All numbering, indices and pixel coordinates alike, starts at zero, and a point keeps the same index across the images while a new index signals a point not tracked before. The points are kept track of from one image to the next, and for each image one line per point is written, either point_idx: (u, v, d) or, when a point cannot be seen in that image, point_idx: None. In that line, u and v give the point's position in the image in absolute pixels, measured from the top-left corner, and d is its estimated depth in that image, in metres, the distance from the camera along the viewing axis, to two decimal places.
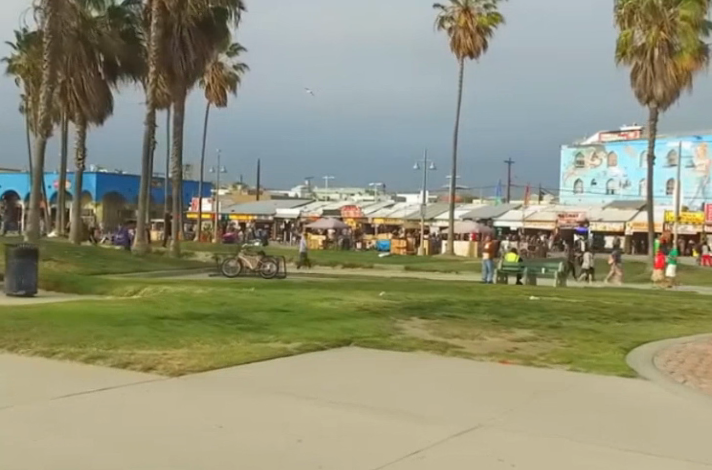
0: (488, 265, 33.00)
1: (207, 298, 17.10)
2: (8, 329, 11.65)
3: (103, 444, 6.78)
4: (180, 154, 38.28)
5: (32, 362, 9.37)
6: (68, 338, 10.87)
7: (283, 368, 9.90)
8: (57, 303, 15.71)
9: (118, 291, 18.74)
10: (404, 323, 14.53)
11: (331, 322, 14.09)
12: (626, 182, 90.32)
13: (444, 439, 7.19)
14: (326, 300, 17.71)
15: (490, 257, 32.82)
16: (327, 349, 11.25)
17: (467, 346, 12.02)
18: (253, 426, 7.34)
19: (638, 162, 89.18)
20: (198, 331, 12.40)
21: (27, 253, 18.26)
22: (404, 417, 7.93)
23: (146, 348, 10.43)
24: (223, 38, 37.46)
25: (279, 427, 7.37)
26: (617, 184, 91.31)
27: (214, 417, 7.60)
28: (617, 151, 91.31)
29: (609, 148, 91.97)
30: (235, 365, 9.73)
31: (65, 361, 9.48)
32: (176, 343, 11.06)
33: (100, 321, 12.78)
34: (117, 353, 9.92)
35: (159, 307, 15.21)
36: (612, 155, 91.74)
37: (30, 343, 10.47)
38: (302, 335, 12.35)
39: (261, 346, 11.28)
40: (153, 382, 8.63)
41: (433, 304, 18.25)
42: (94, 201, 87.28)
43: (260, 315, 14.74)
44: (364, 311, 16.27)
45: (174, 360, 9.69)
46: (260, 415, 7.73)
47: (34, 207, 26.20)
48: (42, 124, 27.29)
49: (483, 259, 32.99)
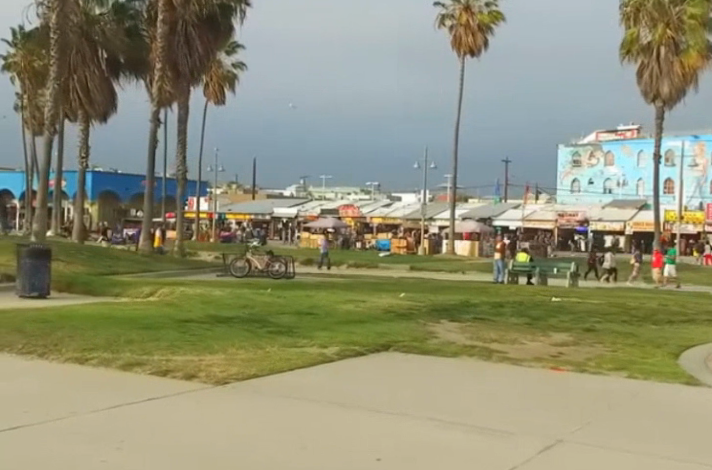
0: (499, 265, 32.69)
1: (228, 300, 16.60)
2: (33, 333, 11.15)
3: (174, 460, 6.27)
4: (184, 152, 37.71)
5: (67, 369, 8.91)
6: (98, 343, 10.38)
7: (329, 375, 9.44)
8: (75, 305, 15.21)
9: (134, 293, 18.23)
10: (436, 327, 14.06)
11: (363, 326, 13.62)
12: (624, 182, 90.00)
13: (534, 460, 6.77)
14: (348, 302, 17.21)
15: (501, 257, 32.41)
16: (367, 354, 10.77)
17: (509, 350, 11.57)
18: (324, 446, 6.87)
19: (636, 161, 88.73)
20: (229, 334, 11.90)
21: (40, 254, 17.75)
22: (477, 435, 7.47)
23: (180, 354, 9.98)
24: (227, 34, 36.87)
25: (352, 447, 6.89)
26: (614, 183, 90.88)
27: (280, 435, 7.09)
28: (614, 151, 91.03)
29: (606, 147, 91.61)
30: (280, 372, 9.27)
31: (102, 368, 8.98)
32: (209, 347, 10.60)
33: (125, 325, 12.29)
34: (154, 360, 9.47)
35: (181, 310, 14.75)
36: (609, 155, 91.40)
37: (58, 348, 9.97)
38: (337, 340, 11.87)
39: (298, 351, 10.80)
40: (203, 391, 8.14)
41: (457, 307, 17.79)
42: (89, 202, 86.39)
43: (285, 318, 14.28)
44: (390, 314, 15.80)
45: (215, 366, 9.22)
46: (326, 434, 7.26)
47: (41, 207, 25.50)
48: (49, 121, 26.72)
49: (494, 260, 32.97)
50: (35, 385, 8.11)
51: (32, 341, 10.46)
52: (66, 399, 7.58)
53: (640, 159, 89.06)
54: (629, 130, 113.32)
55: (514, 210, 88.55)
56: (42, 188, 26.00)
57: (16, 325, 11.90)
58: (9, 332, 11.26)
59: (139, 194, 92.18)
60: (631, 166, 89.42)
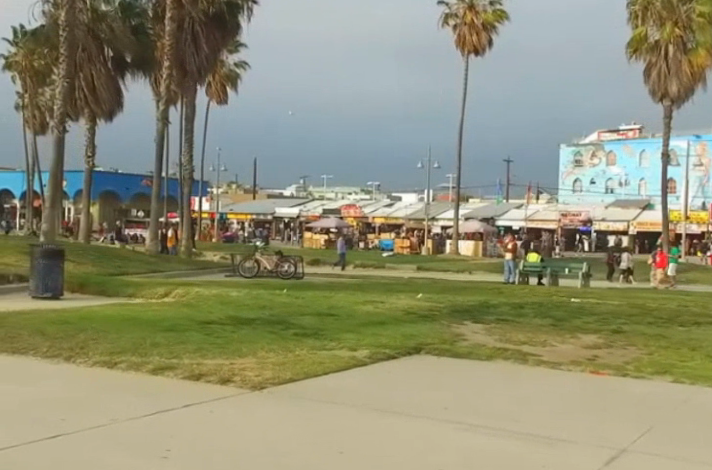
0: (510, 265, 32.55)
1: (246, 301, 16.33)
2: (56, 336, 10.86)
3: None
4: (190, 151, 37.38)
5: (97, 373, 8.62)
6: (125, 347, 10.08)
7: (364, 379, 9.14)
8: (92, 307, 14.93)
9: (149, 294, 17.96)
10: (463, 328, 13.77)
11: (389, 328, 13.32)
12: (626, 181, 89.63)
13: None
14: (368, 304, 16.92)
15: (512, 257, 32.26)
16: (400, 358, 10.47)
17: (543, 353, 11.28)
18: (377, 454, 6.55)
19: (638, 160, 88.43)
20: (254, 337, 11.62)
21: (53, 254, 17.46)
22: (532, 442, 7.17)
23: (210, 357, 9.68)
24: (234, 31, 36.57)
25: (407, 455, 6.58)
26: (617, 183, 90.67)
27: (330, 442, 6.78)
28: (615, 151, 90.87)
29: (608, 147, 91.48)
30: (316, 377, 8.98)
31: (134, 373, 8.69)
32: (239, 350, 10.31)
33: (149, 327, 12.00)
34: (184, 364, 9.18)
35: (201, 311, 14.44)
36: (611, 154, 91.23)
37: (84, 351, 9.69)
38: (366, 342, 11.57)
39: (329, 354, 10.51)
40: (242, 396, 7.83)
41: (477, 308, 17.49)
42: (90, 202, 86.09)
43: (308, 320, 13.97)
44: (412, 316, 15.49)
45: (249, 371, 8.94)
46: (378, 440, 6.95)
47: (50, 207, 25.24)
48: (58, 119, 26.36)
49: (505, 260, 32.84)
50: (68, 390, 7.82)
51: (56, 344, 10.18)
52: (103, 405, 7.29)
53: (641, 159, 88.76)
54: (631, 130, 113.11)
55: (517, 210, 88.00)
56: (52, 188, 25.63)
57: (36, 327, 11.61)
58: (30, 334, 10.98)
59: (139, 193, 91.81)
60: (633, 166, 89.03)
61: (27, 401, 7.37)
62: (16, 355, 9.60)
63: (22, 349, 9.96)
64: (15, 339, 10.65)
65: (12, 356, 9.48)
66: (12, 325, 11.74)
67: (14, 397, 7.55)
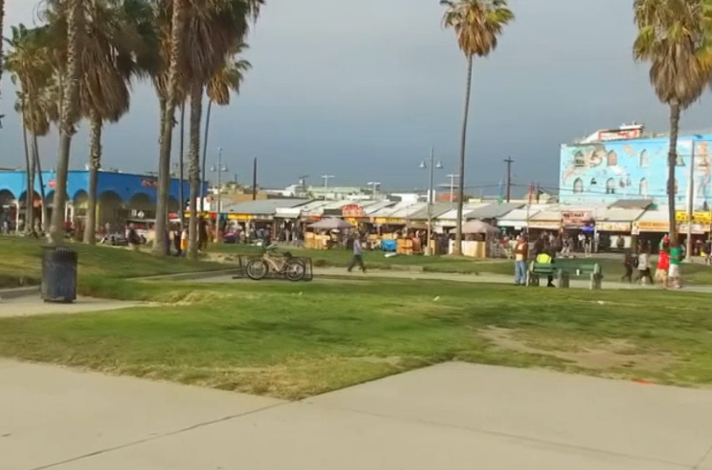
0: (521, 266, 32.31)
1: (264, 304, 16.04)
2: (78, 342, 10.56)
3: None
4: (196, 150, 37.07)
5: (126, 382, 8.34)
6: (151, 353, 9.78)
7: (402, 387, 8.84)
8: (108, 311, 14.63)
9: (163, 297, 17.69)
10: (489, 333, 13.51)
11: (415, 333, 13.00)
12: (627, 182, 89.35)
13: None
14: (387, 307, 16.64)
15: (523, 258, 32.09)
16: (433, 364, 10.18)
17: (579, 359, 10.97)
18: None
19: (639, 161, 88.20)
20: (281, 343, 11.32)
21: (65, 257, 17.15)
22: (587, 458, 6.88)
23: (240, 365, 9.39)
24: (240, 31, 36.19)
25: None
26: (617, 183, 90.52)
27: (382, 456, 6.48)
28: (617, 151, 90.66)
29: (609, 147, 91.33)
30: (353, 385, 8.68)
31: (166, 382, 8.39)
32: (270, 358, 10.02)
33: (171, 332, 11.71)
34: (215, 372, 8.90)
35: (221, 316, 14.14)
36: (612, 154, 91.04)
37: (110, 358, 9.40)
38: (395, 348, 11.26)
39: (361, 361, 10.20)
40: (281, 406, 7.54)
41: (498, 311, 17.19)
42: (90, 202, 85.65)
43: (330, 325, 13.66)
44: (435, 320, 15.18)
45: (283, 380, 8.65)
46: (430, 455, 6.64)
47: (58, 207, 24.78)
48: (66, 119, 25.98)
49: (516, 260, 32.56)
50: (99, 402, 7.54)
51: (80, 351, 9.88)
52: (137, 418, 7.00)
53: (642, 159, 88.48)
54: (631, 130, 113.07)
55: (518, 210, 87.48)
56: (59, 189, 25.19)
57: (55, 332, 11.31)
58: (51, 340, 10.67)
59: (139, 194, 91.42)
60: (634, 166, 88.72)
61: (58, 414, 7.08)
62: (41, 362, 9.32)
63: (46, 356, 9.67)
64: (37, 344, 10.35)
65: (36, 364, 9.19)
66: (32, 330, 11.43)
67: (46, 408, 7.26)
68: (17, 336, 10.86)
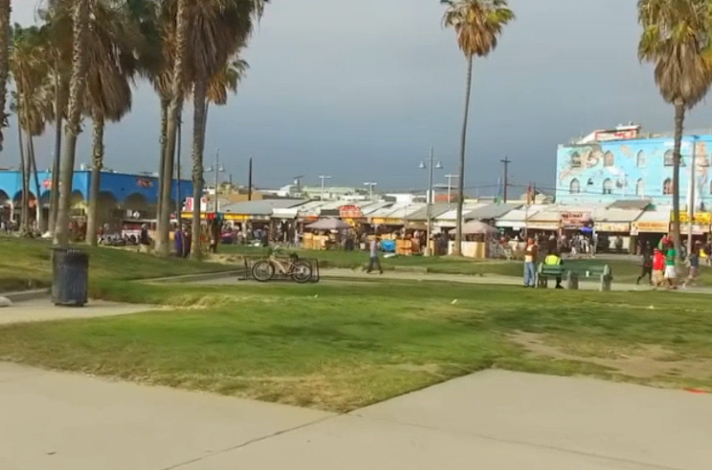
0: (530, 268, 32.03)
1: (283, 307, 15.62)
2: (102, 349, 10.16)
3: None
4: (200, 150, 36.59)
5: (162, 393, 7.93)
6: (183, 361, 9.40)
7: (448, 397, 8.45)
8: (126, 315, 14.20)
9: (177, 300, 17.29)
10: (519, 339, 13.13)
11: (445, 338, 12.64)
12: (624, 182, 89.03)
13: None
14: (408, 311, 16.23)
15: (532, 260, 31.82)
16: (474, 372, 9.79)
17: (620, 366, 10.58)
18: None
19: (636, 161, 87.89)
20: (312, 350, 10.94)
21: (77, 259, 16.74)
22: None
23: (276, 374, 8.99)
24: (246, 30, 35.74)
25: None
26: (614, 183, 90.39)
27: None
28: (613, 151, 90.21)
29: (605, 147, 91.04)
30: (398, 396, 8.30)
31: (205, 393, 8.00)
32: (306, 366, 9.65)
33: (195, 339, 11.33)
34: (252, 382, 8.49)
35: (242, 320, 13.74)
36: (608, 155, 90.75)
37: (140, 366, 9.02)
38: (429, 354, 10.87)
39: (399, 369, 9.83)
40: (331, 419, 7.14)
41: (520, 315, 16.81)
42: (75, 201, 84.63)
43: (356, 330, 13.28)
44: (459, 324, 14.82)
45: (326, 390, 8.24)
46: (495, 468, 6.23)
47: (64, 208, 24.24)
48: (72, 119, 25.50)
49: (525, 262, 32.20)
50: (140, 412, 7.14)
51: (108, 358, 9.48)
52: (181, 435, 6.59)
53: (639, 160, 87.95)
54: (628, 130, 113.13)
55: (517, 210, 87.12)
56: (64, 188, 24.62)
57: (77, 338, 10.91)
58: (74, 346, 10.29)
59: (134, 194, 90.88)
60: (631, 166, 88.35)
61: (99, 429, 6.66)
62: (67, 371, 8.91)
63: (73, 363, 9.26)
64: (61, 351, 9.99)
65: (63, 373, 8.79)
66: (52, 336, 11.04)
67: (86, 422, 6.84)
68: (37, 343, 10.46)
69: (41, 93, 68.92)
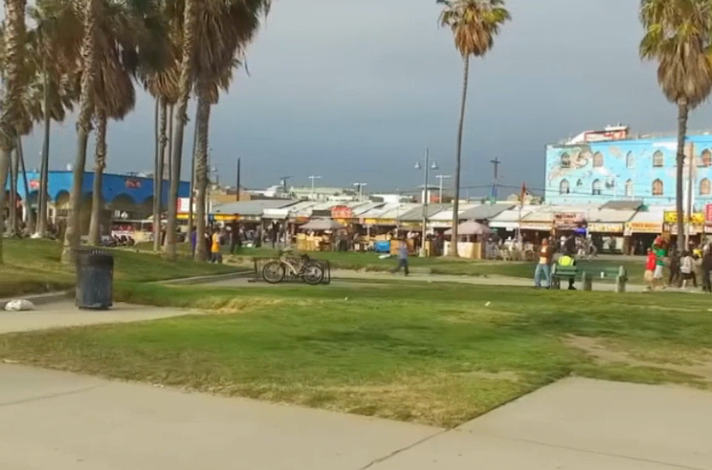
0: (543, 270, 31.65)
1: (321, 311, 15.06)
2: (159, 357, 9.58)
3: None
4: (204, 150, 35.81)
5: (245, 412, 7.34)
6: (252, 369, 8.83)
7: (545, 410, 7.87)
8: (163, 320, 13.57)
9: (204, 304, 16.69)
10: (578, 343, 12.63)
11: (505, 345, 12.08)
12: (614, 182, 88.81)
13: None
14: (450, 315, 15.70)
15: (545, 262, 31.44)
16: (558, 380, 9.24)
17: (702, 373, 10.08)
18: None
19: (625, 161, 87.73)
20: (375, 357, 10.38)
21: (103, 261, 15.99)
22: None
23: (355, 384, 8.42)
24: (253, 29, 35.14)
25: None
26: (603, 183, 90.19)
27: None
28: (603, 151, 89.84)
29: (594, 148, 90.65)
30: (498, 406, 7.72)
31: (293, 407, 7.46)
32: (383, 374, 9.06)
33: (251, 345, 10.76)
34: (335, 394, 7.89)
35: (285, 325, 13.14)
36: (597, 155, 90.41)
37: (210, 375, 8.46)
38: (501, 363, 10.33)
39: (478, 377, 9.27)
40: (440, 441, 6.55)
41: (562, 318, 16.30)
42: (55, 201, 83.32)
43: (408, 335, 12.72)
44: (507, 328, 14.29)
45: (420, 402, 7.65)
46: None
47: (75, 209, 23.06)
48: (83, 115, 24.66)
49: (538, 264, 31.75)
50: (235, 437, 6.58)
51: (173, 368, 8.90)
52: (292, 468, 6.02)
53: (628, 160, 87.75)
54: (618, 130, 113.07)
55: (510, 210, 86.63)
56: (76, 187, 23.70)
57: (129, 345, 10.33)
58: (129, 354, 9.70)
59: (122, 194, 89.95)
60: (620, 166, 88.07)
61: (199, 463, 6.12)
62: (132, 381, 8.34)
63: (136, 373, 8.68)
64: (117, 359, 9.39)
65: (130, 385, 8.20)
66: (100, 342, 10.43)
67: (183, 456, 6.30)
68: (88, 349, 9.86)
69: (29, 91, 67.54)
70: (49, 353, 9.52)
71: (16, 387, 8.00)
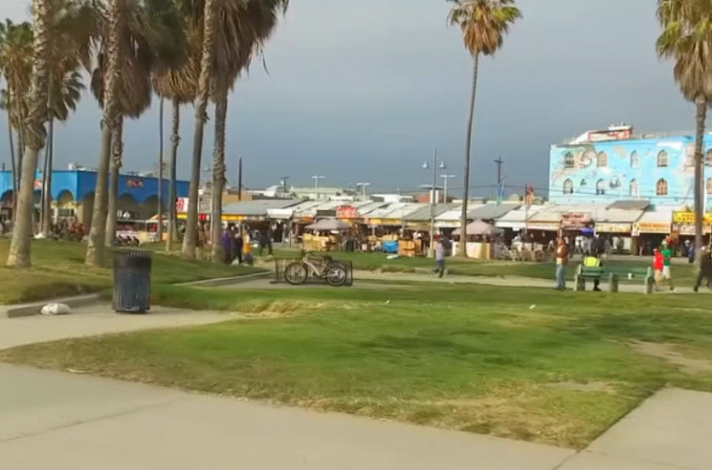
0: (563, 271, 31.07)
1: (372, 316, 14.46)
2: (230, 367, 9.04)
3: None
4: (222, 150, 35.22)
5: (348, 433, 6.80)
6: (337, 381, 8.29)
7: (664, 424, 7.30)
8: (215, 324, 12.98)
9: (246, 306, 16.08)
10: (651, 349, 12.07)
11: (578, 352, 11.53)
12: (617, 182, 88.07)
13: None
14: (503, 320, 15.07)
15: (563, 263, 31.01)
16: (658, 392, 8.67)
17: None
18: None
19: (629, 162, 87.00)
20: (453, 365, 9.82)
21: (141, 263, 15.43)
22: None
23: (452, 398, 7.85)
24: (271, 27, 34.59)
25: None
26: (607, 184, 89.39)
27: None
28: (606, 151, 89.21)
29: (598, 148, 89.88)
30: (617, 422, 7.17)
31: (396, 424, 6.98)
32: (474, 387, 8.50)
33: (320, 354, 10.17)
34: (439, 409, 7.32)
35: (342, 330, 12.56)
36: (601, 155, 89.75)
37: (297, 387, 7.95)
38: (586, 371, 9.77)
39: (570, 388, 8.69)
40: (569, 463, 6.00)
41: (617, 322, 15.72)
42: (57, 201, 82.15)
43: (472, 341, 12.14)
44: (566, 333, 13.73)
45: (533, 418, 7.10)
46: None
47: (99, 209, 22.38)
48: (109, 113, 24.07)
49: (557, 266, 31.21)
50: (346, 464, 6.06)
51: (253, 379, 8.38)
52: None
53: (632, 160, 86.94)
54: (622, 130, 112.29)
55: (517, 210, 85.90)
56: (101, 187, 23.02)
57: (194, 353, 9.80)
58: (198, 363, 9.17)
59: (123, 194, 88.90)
60: (624, 166, 87.29)
61: None
62: (213, 395, 7.84)
63: (215, 384, 8.12)
64: (186, 368, 8.85)
65: (212, 399, 7.70)
66: (161, 350, 9.89)
67: None
68: (152, 358, 9.31)
69: None
70: (113, 362, 8.97)
71: (94, 400, 7.47)
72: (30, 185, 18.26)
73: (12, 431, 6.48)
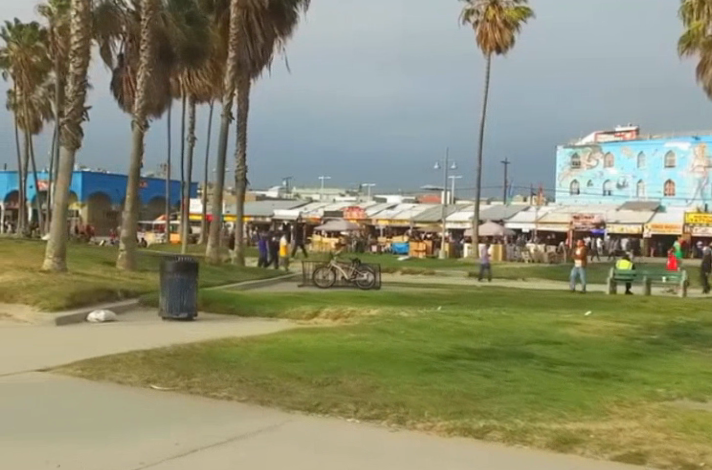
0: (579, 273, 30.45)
1: (434, 324, 13.79)
2: (322, 383, 8.40)
3: None
4: (243, 150, 34.53)
5: (489, 462, 6.15)
6: (448, 401, 7.63)
7: None
8: (275, 333, 12.29)
9: (296, 313, 15.42)
10: None
11: (671, 365, 10.85)
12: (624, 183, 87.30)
13: None
14: (568, 328, 14.39)
15: (584, 266, 30.41)
16: None
17: None
18: None
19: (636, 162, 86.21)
20: (553, 381, 9.15)
21: (189, 268, 14.78)
22: None
23: (578, 420, 7.21)
24: (292, 24, 33.91)
25: None
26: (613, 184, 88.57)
27: None
28: (613, 152, 88.45)
29: (605, 148, 89.18)
30: None
31: (536, 452, 6.34)
32: (592, 406, 7.86)
33: (410, 369, 9.49)
34: (577, 434, 6.67)
35: (413, 341, 11.90)
36: (608, 156, 89.03)
37: (410, 408, 7.31)
38: (695, 388, 9.11)
39: (692, 407, 8.03)
40: None
41: (683, 331, 15.04)
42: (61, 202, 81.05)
43: (553, 353, 11.48)
44: (641, 343, 13.11)
45: (680, 445, 6.44)
46: None
47: (131, 211, 21.73)
48: (140, 112, 23.36)
49: (577, 268, 30.58)
50: None
51: (354, 397, 7.75)
52: None
53: (640, 161, 86.02)
54: (628, 131, 111.58)
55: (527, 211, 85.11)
56: (132, 188, 22.36)
57: (277, 367, 9.16)
58: (287, 378, 8.53)
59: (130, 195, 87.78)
60: (631, 166, 86.55)
61: None
62: (317, 416, 7.21)
63: (318, 404, 7.49)
64: (277, 384, 8.23)
65: (319, 421, 7.07)
66: (240, 363, 9.25)
67: None
68: (236, 373, 8.67)
69: None
70: (199, 377, 8.34)
71: (196, 425, 6.83)
72: (66, 185, 17.62)
73: (126, 463, 5.82)
